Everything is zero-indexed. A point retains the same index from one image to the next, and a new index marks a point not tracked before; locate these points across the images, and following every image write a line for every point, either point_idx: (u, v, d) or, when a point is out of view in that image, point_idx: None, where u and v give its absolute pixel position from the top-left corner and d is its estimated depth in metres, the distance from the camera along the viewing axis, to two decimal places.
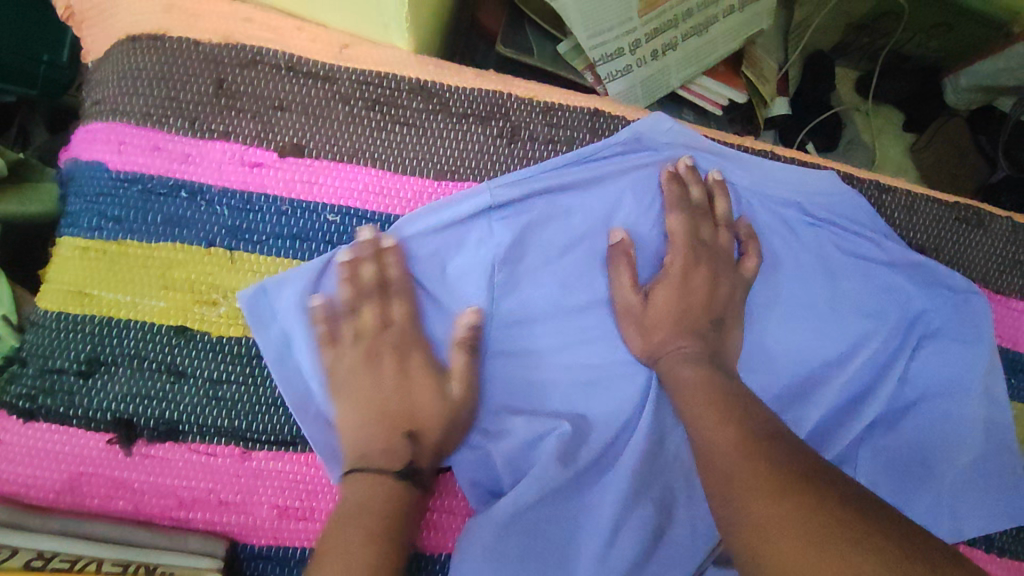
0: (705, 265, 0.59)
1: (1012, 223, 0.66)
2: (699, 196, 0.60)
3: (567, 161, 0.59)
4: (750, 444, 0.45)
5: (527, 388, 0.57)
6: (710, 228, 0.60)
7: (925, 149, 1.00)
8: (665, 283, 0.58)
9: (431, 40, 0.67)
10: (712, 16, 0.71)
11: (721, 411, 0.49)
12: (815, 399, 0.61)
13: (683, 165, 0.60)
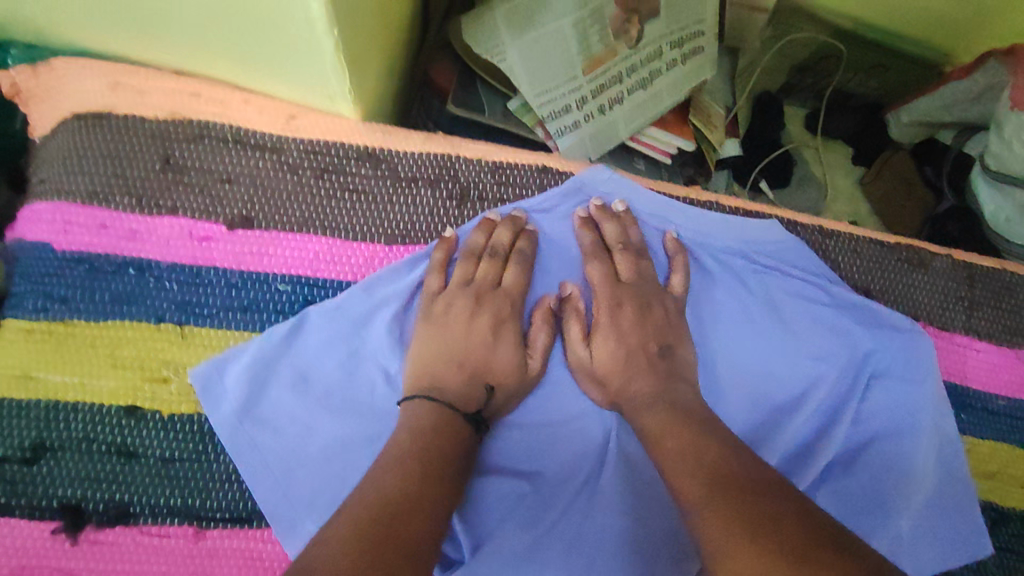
0: (629, 302, 0.60)
1: (951, 260, 0.69)
2: (614, 232, 0.62)
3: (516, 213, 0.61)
4: (712, 476, 0.45)
5: (487, 445, 0.57)
6: (639, 267, 0.61)
7: (874, 181, 1.02)
8: (611, 329, 0.59)
9: (381, 102, 0.69)
10: (655, 70, 0.74)
11: (685, 444, 0.50)
12: (774, 445, 0.63)
13: (593, 205, 0.62)
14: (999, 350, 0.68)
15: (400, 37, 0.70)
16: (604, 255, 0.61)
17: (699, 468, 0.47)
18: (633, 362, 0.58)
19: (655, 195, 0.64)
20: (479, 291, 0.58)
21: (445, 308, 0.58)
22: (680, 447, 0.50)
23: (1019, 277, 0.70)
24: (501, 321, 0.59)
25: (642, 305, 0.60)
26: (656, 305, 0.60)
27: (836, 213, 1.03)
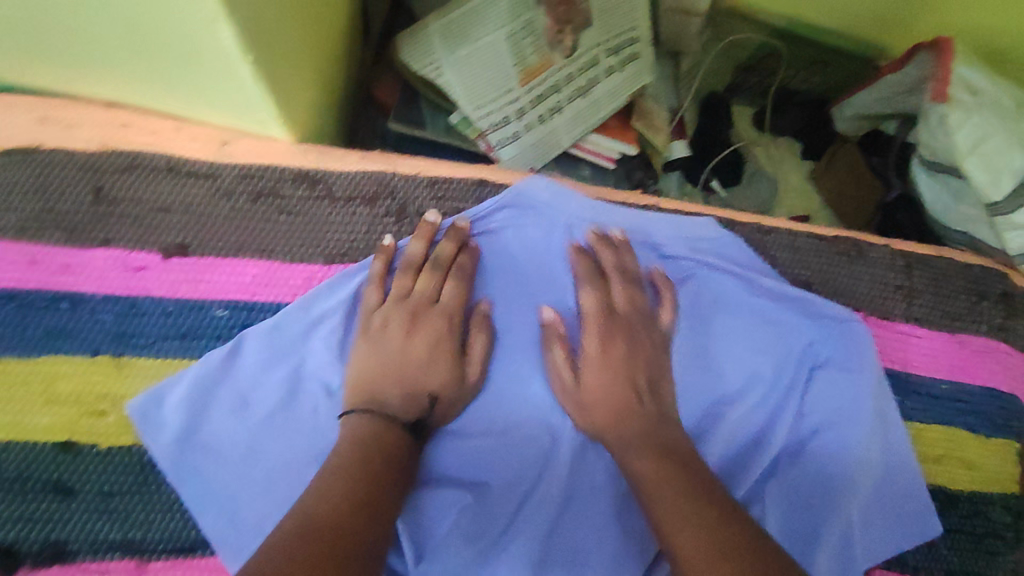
0: (619, 335, 0.61)
1: (890, 250, 0.70)
2: (611, 260, 0.62)
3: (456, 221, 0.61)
4: (662, 457, 0.54)
5: (434, 458, 0.58)
6: (633, 301, 0.62)
7: (824, 173, 1.04)
8: (603, 369, 0.59)
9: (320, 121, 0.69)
10: (593, 78, 0.74)
11: (640, 426, 0.57)
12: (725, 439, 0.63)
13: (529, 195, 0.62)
14: (940, 335, 0.69)
15: (336, 56, 0.70)
16: (599, 282, 0.61)
17: (648, 446, 0.55)
18: (614, 400, 0.59)
19: (584, 206, 0.64)
20: (417, 309, 0.58)
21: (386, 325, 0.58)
22: (632, 422, 0.57)
23: (956, 263, 0.71)
24: (445, 335, 0.58)
25: (635, 351, 0.60)
26: (647, 353, 0.61)
27: (788, 208, 1.05)
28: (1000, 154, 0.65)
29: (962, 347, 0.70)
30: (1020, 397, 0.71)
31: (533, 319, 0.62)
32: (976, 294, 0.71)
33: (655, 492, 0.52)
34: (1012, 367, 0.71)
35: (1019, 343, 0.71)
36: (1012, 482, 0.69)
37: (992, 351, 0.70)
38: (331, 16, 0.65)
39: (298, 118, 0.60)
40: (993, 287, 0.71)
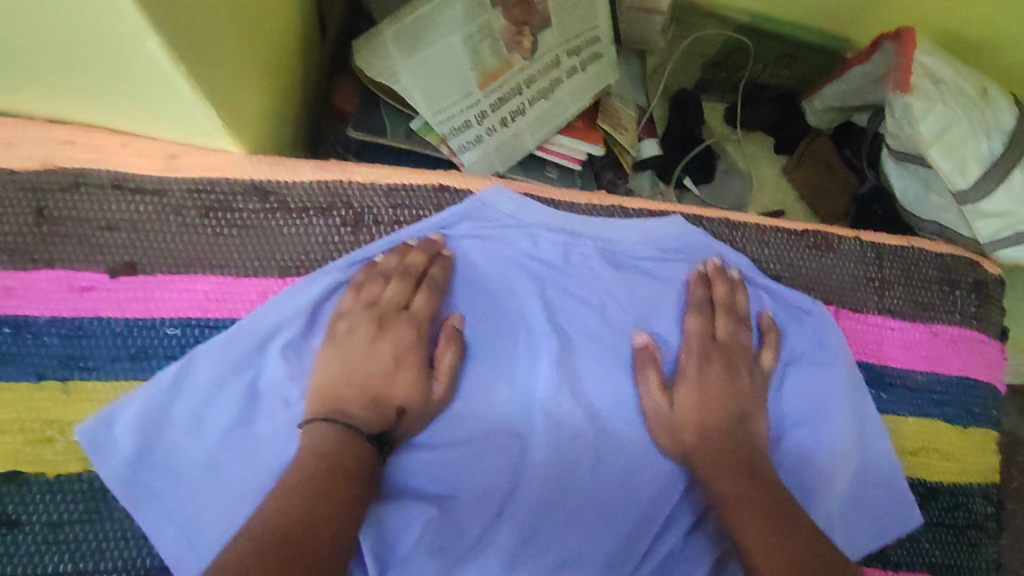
0: (718, 360, 0.60)
1: (861, 243, 0.68)
2: (722, 294, 0.62)
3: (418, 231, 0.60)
4: (744, 468, 0.56)
5: (398, 472, 0.56)
6: (736, 337, 0.61)
7: (798, 168, 1.03)
8: (719, 404, 0.59)
9: (277, 131, 0.67)
10: (555, 79, 0.73)
11: (707, 425, 0.58)
12: None
13: (492, 198, 0.61)
14: (913, 327, 0.68)
15: (293, 65, 0.69)
16: (708, 312, 0.62)
17: (734, 458, 0.57)
18: (720, 425, 0.58)
19: (545, 213, 0.62)
20: (384, 314, 0.57)
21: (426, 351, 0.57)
22: (715, 422, 0.58)
23: (928, 253, 0.70)
24: (411, 345, 0.57)
25: (730, 380, 0.60)
26: (744, 380, 0.61)
27: (763, 203, 1.04)
28: (962, 139, 0.65)
29: (936, 337, 0.69)
30: (992, 384, 0.70)
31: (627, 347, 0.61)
32: (948, 284, 0.70)
33: (729, 500, 0.55)
34: (985, 355, 0.70)
35: (992, 331, 0.71)
36: (990, 471, 0.69)
37: (965, 340, 0.69)
38: (281, 24, 0.63)
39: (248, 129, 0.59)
40: (965, 276, 0.70)
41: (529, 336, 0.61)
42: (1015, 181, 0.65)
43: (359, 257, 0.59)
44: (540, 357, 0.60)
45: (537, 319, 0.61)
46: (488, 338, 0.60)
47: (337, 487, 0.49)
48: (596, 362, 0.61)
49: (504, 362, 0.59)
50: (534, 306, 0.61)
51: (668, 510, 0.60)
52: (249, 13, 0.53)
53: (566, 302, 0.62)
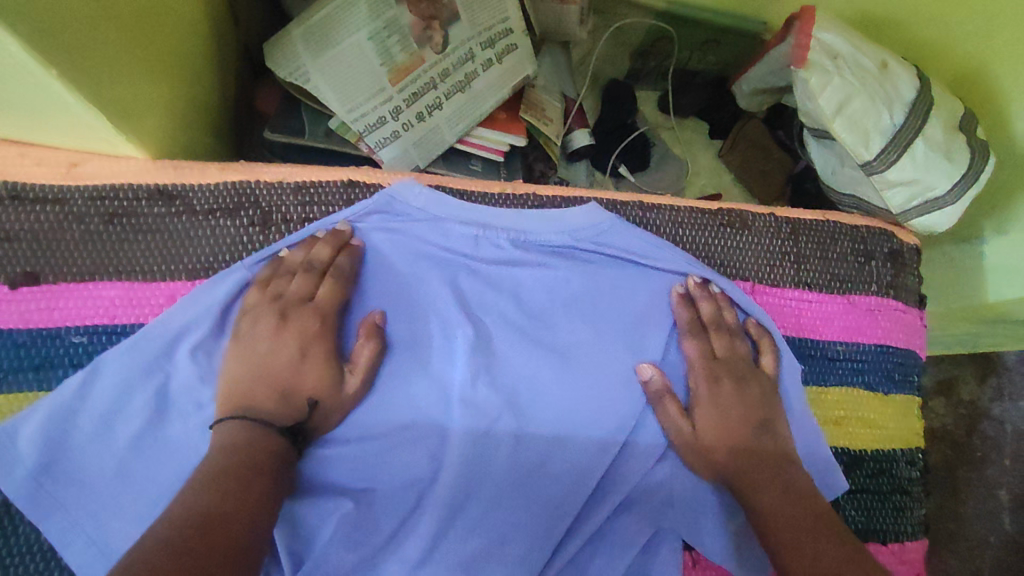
0: (726, 379, 0.62)
1: (775, 218, 0.69)
2: (709, 312, 0.64)
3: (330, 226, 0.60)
4: (779, 483, 0.56)
5: (317, 468, 0.57)
6: (735, 349, 0.63)
7: (733, 151, 1.04)
8: (740, 421, 0.60)
9: (191, 134, 0.67)
10: (470, 72, 0.74)
11: (734, 442, 0.59)
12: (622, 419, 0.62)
13: (402, 191, 0.61)
14: (830, 298, 0.69)
15: (207, 69, 0.69)
16: (702, 334, 0.63)
17: (768, 472, 0.57)
18: (733, 444, 0.59)
19: (455, 205, 0.63)
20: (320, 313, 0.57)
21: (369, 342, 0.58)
22: (746, 442, 0.59)
23: (843, 226, 0.71)
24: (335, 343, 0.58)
25: (741, 395, 0.61)
26: (756, 392, 0.61)
27: (699, 187, 1.06)
28: (863, 112, 0.66)
29: (854, 308, 0.70)
30: (912, 351, 0.72)
31: (541, 330, 0.63)
32: (864, 256, 0.71)
33: (766, 502, 0.55)
34: (903, 323, 0.71)
35: (909, 299, 0.72)
36: (913, 435, 0.70)
37: (883, 309, 0.71)
38: (186, 32, 0.63)
39: (152, 137, 0.58)
40: (880, 246, 0.71)
41: (445, 327, 0.62)
42: (918, 149, 0.67)
43: (266, 255, 0.59)
44: (454, 347, 0.61)
45: (450, 310, 0.62)
46: (403, 331, 0.61)
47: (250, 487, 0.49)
48: (511, 348, 0.62)
49: (420, 353, 0.61)
50: (446, 297, 0.62)
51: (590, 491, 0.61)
52: (137, 20, 0.52)
53: (480, 292, 0.63)
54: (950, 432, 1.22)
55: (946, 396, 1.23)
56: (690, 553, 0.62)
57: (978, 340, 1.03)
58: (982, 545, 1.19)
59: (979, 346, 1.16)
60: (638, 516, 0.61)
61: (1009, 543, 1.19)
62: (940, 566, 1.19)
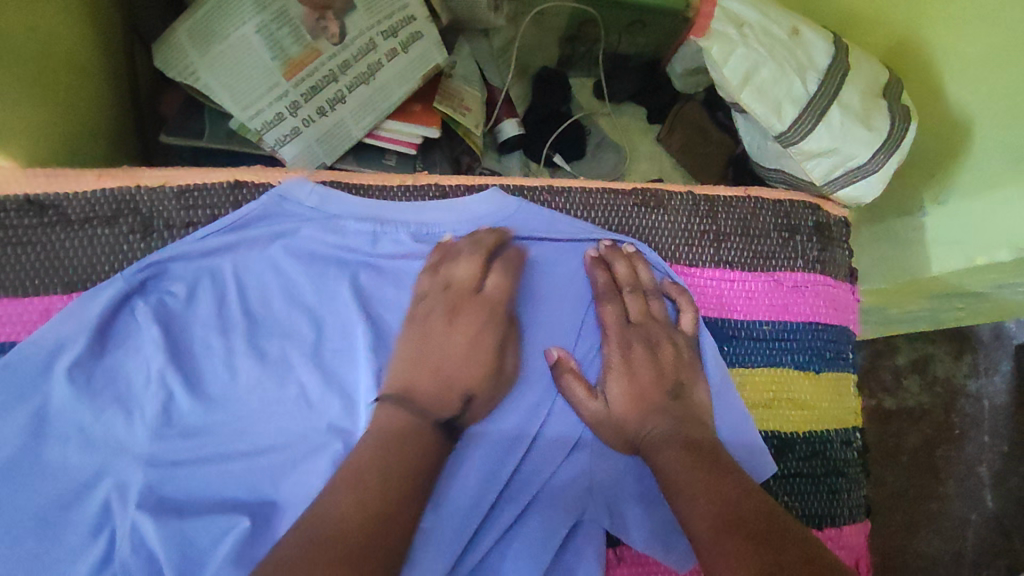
0: (637, 343, 0.61)
1: (692, 196, 0.67)
2: (625, 274, 0.63)
3: (218, 229, 0.57)
4: (683, 441, 0.56)
5: (210, 485, 0.53)
6: (649, 312, 0.63)
7: (671, 134, 1.01)
8: (644, 386, 0.60)
9: (82, 141, 0.64)
10: (373, 63, 0.71)
11: (641, 414, 0.59)
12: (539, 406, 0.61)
13: (295, 189, 0.59)
14: (754, 276, 0.67)
15: (97, 72, 0.66)
16: (618, 296, 0.63)
17: (674, 435, 0.57)
18: (644, 414, 0.59)
19: (353, 201, 0.60)
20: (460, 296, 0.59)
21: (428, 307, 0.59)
22: (652, 411, 0.59)
23: (765, 200, 0.68)
24: (482, 326, 0.59)
25: (655, 359, 0.61)
26: (669, 354, 0.61)
27: (640, 174, 1.03)
28: (772, 82, 0.64)
29: (779, 284, 0.68)
30: (845, 326, 0.69)
31: None
32: (787, 231, 0.68)
33: (669, 465, 0.55)
34: (834, 299, 0.69)
35: (838, 273, 0.70)
36: (848, 414, 0.68)
37: (810, 285, 0.68)
38: (71, 37, 0.60)
39: (33, 145, 0.55)
40: (804, 219, 0.69)
41: (345, 327, 0.58)
42: (833, 118, 0.65)
43: (148, 263, 0.55)
44: (355, 349, 0.58)
45: (351, 310, 0.58)
46: (301, 334, 0.58)
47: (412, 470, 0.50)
48: None
49: (322, 356, 0.58)
50: (346, 297, 0.59)
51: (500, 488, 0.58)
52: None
53: (384, 290, 0.60)
54: (927, 411, 1.19)
55: (921, 374, 1.20)
56: (614, 550, 0.60)
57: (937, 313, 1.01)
58: (964, 524, 1.16)
59: (946, 322, 1.13)
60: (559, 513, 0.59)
61: (991, 520, 1.17)
62: (921, 546, 1.16)
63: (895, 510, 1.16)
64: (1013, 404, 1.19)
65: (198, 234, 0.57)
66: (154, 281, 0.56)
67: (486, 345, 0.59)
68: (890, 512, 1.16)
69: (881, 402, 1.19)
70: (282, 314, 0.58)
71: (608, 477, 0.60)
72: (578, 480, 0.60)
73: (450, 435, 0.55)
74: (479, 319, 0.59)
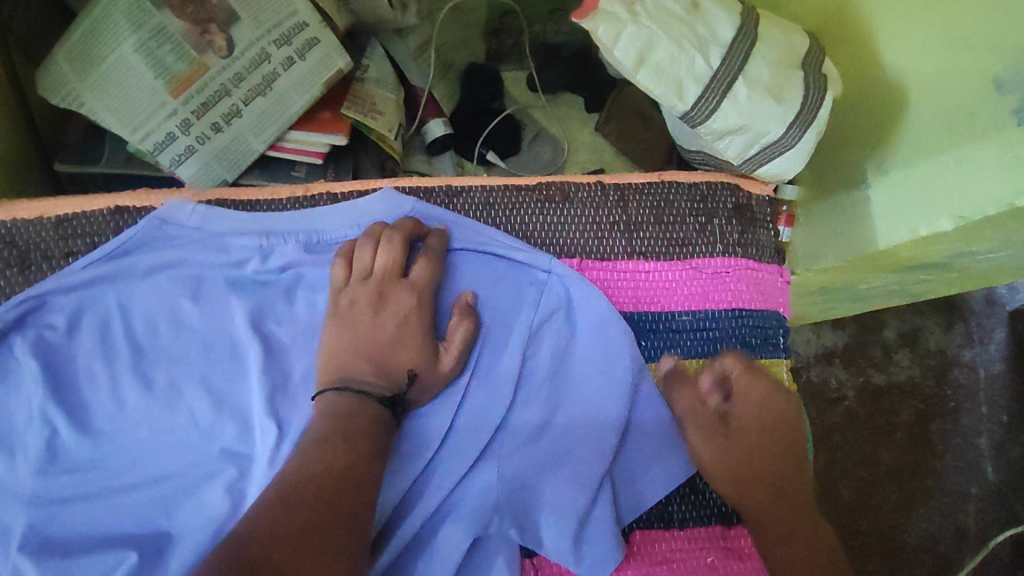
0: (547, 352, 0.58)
1: (600, 187, 0.64)
2: None
3: (97, 258, 0.55)
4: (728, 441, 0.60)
5: (100, 519, 0.52)
6: None
7: (608, 123, 0.97)
8: (761, 436, 0.60)
9: None
10: (269, 74, 0.69)
11: (748, 462, 0.59)
12: (444, 419, 0.58)
13: (175, 210, 0.57)
14: (671, 266, 0.64)
15: None
16: None
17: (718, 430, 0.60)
18: (741, 461, 0.59)
19: (236, 219, 0.58)
20: (381, 284, 0.56)
21: (351, 302, 0.56)
22: (764, 460, 0.59)
23: (679, 185, 0.66)
24: (376, 341, 0.55)
25: None
26: None
27: (579, 165, 1.00)
28: (670, 60, 0.60)
29: (698, 272, 0.65)
30: (773, 311, 0.66)
31: None
32: (703, 215, 0.65)
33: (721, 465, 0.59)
34: (760, 282, 0.66)
35: (763, 254, 0.66)
36: None
37: (732, 270, 0.65)
38: None
39: None
40: (722, 202, 0.66)
41: (235, 348, 0.56)
42: (739, 92, 0.61)
43: (23, 297, 0.54)
44: (246, 370, 0.56)
45: (240, 330, 0.56)
46: (189, 359, 0.56)
47: (358, 451, 0.50)
48: (309, 366, 0.57)
49: (212, 379, 0.56)
50: (234, 315, 0.57)
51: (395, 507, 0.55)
52: None
53: (279, 307, 0.58)
54: (919, 384, 1.13)
55: (910, 348, 1.14)
56: (531, 561, 0.59)
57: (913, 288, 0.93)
58: (965, 498, 1.09)
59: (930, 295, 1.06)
60: (469, 529, 0.55)
61: (994, 494, 1.09)
62: (921, 523, 1.08)
63: (887, 485, 1.10)
64: (1008, 372, 1.13)
65: (76, 264, 0.55)
66: (32, 315, 0.54)
67: (381, 361, 0.54)
68: (885, 491, 1.09)
69: (869, 378, 1.12)
70: (170, 340, 0.56)
71: (522, 485, 0.58)
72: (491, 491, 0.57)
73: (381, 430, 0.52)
74: (400, 313, 0.56)
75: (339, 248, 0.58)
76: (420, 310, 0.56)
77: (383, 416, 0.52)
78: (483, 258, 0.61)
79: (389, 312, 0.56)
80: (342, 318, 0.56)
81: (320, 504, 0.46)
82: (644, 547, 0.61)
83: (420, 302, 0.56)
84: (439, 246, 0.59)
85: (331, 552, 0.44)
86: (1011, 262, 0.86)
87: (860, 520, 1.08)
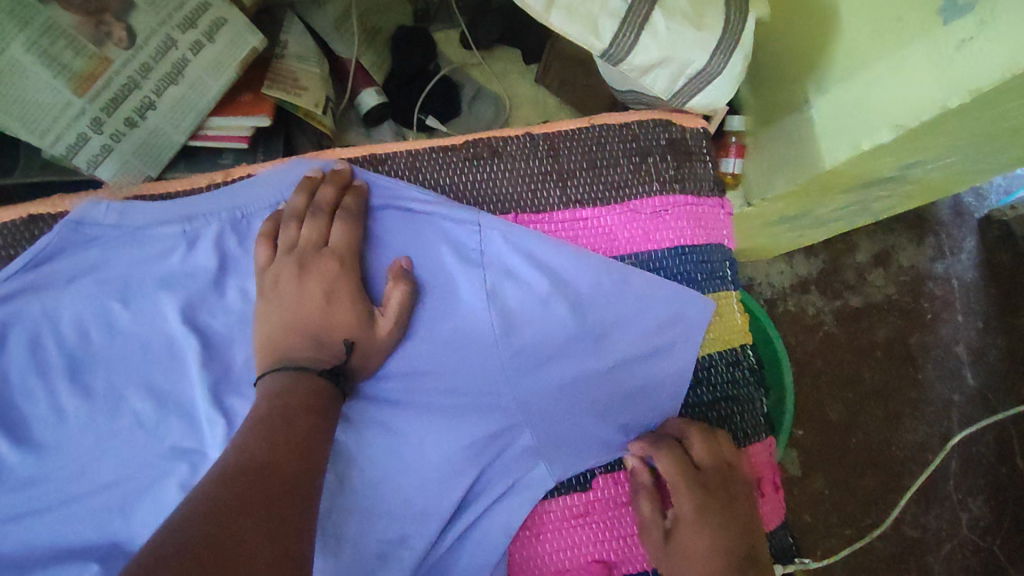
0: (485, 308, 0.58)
1: (529, 137, 0.63)
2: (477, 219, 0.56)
3: (13, 269, 0.54)
4: None
5: (56, 529, 0.52)
6: None
7: (548, 71, 0.95)
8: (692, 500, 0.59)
9: None
10: (178, 61, 0.66)
11: None
12: (399, 384, 0.59)
13: (89, 209, 0.55)
14: (608, 210, 0.64)
15: None
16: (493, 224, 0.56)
17: None
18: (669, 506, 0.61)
19: (154, 212, 0.56)
20: (303, 255, 0.55)
21: (277, 280, 0.55)
22: None
23: (610, 127, 0.64)
24: (308, 316, 0.54)
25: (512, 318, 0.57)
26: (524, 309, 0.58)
27: (524, 121, 0.98)
28: None
29: (638, 214, 0.64)
30: (716, 244, 0.66)
31: None
32: (638, 154, 0.64)
33: None
34: (701, 217, 0.65)
35: (702, 188, 0.65)
36: (732, 333, 0.65)
37: (670, 208, 0.64)
38: None
39: None
40: (656, 139, 0.64)
41: (171, 345, 0.56)
42: (657, 24, 0.57)
43: None
44: (185, 366, 0.56)
45: (173, 327, 0.56)
46: (125, 363, 0.55)
47: (299, 426, 0.48)
48: (249, 355, 0.56)
49: (150, 379, 0.55)
50: (166, 312, 0.56)
51: (359, 475, 0.58)
52: None
53: (210, 299, 0.57)
54: (894, 301, 1.13)
55: (883, 267, 1.13)
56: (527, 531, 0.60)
57: (874, 205, 0.93)
58: (947, 406, 1.10)
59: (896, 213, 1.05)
60: (446, 486, 0.59)
61: (976, 398, 1.10)
62: (908, 435, 1.09)
63: (875, 400, 1.10)
64: (980, 279, 1.14)
65: None
66: None
67: (315, 336, 0.53)
68: (872, 409, 1.10)
69: (846, 301, 1.12)
70: (102, 346, 0.55)
71: (493, 437, 0.60)
72: (464, 449, 0.59)
73: (327, 404, 0.51)
74: (324, 280, 0.54)
75: (264, 227, 0.57)
76: (346, 279, 0.55)
77: (328, 392, 0.52)
78: (415, 220, 0.60)
79: (312, 281, 0.54)
80: (270, 296, 0.55)
81: (262, 472, 0.43)
82: (605, 492, 0.61)
83: (346, 269, 0.56)
84: (364, 214, 0.58)
85: (275, 519, 0.41)
86: (974, 169, 0.82)
87: (848, 439, 1.08)
